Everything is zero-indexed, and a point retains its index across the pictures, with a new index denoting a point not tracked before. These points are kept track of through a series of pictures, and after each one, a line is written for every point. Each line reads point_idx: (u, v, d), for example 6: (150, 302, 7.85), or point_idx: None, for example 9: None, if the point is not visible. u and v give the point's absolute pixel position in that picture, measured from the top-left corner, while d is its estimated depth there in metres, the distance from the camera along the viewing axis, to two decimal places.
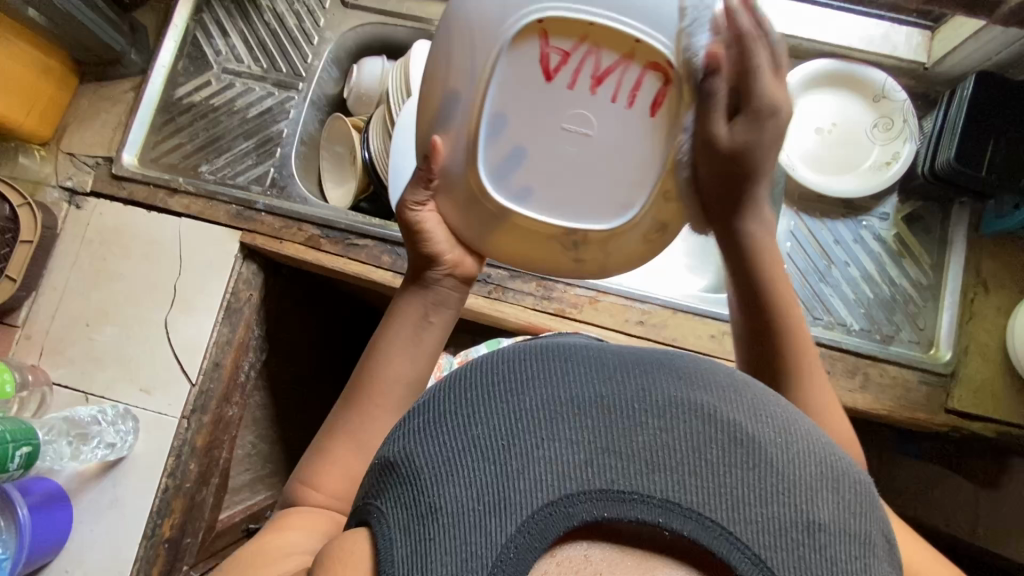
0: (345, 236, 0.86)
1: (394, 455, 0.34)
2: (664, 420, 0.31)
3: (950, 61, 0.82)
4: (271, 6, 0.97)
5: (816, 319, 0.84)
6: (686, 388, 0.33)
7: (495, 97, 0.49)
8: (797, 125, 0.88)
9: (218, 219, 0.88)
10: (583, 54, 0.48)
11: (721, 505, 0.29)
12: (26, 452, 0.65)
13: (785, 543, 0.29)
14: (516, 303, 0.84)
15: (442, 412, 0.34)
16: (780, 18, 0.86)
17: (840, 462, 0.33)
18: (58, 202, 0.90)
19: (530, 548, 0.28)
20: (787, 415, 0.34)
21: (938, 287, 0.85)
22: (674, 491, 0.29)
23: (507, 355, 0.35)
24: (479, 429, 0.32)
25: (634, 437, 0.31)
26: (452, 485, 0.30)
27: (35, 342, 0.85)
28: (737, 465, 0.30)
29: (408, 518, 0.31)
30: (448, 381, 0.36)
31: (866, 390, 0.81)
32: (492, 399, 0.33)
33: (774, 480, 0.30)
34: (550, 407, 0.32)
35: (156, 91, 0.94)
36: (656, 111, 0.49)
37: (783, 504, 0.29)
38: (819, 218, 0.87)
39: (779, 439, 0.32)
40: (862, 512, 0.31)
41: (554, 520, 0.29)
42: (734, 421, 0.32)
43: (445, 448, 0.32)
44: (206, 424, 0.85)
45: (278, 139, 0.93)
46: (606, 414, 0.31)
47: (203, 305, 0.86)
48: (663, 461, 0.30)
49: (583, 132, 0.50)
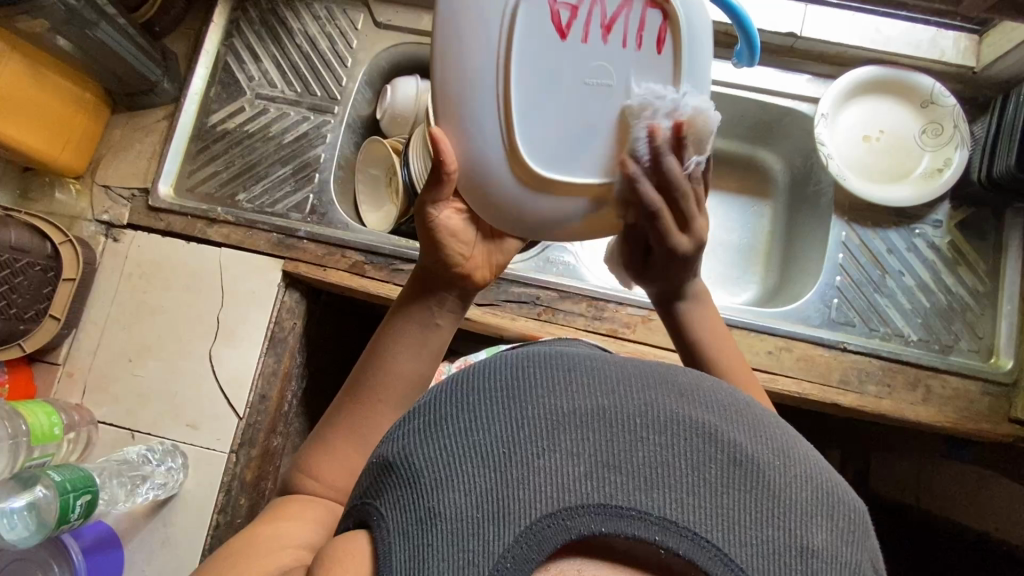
0: (390, 262, 0.85)
1: (394, 457, 0.35)
2: (663, 438, 0.33)
3: (1000, 64, 0.81)
4: (302, 29, 0.95)
5: (873, 330, 0.82)
6: (687, 406, 0.35)
7: (518, 44, 0.48)
8: (845, 133, 0.86)
9: (259, 248, 0.86)
10: (589, 6, 0.49)
11: (718, 525, 0.31)
12: (86, 501, 0.67)
13: (776, 564, 0.30)
14: (566, 324, 0.83)
15: (446, 417, 0.36)
16: (826, 25, 0.85)
17: (838, 489, 0.34)
18: (95, 235, 0.88)
19: (527, 558, 0.30)
20: (788, 440, 0.35)
21: (995, 294, 0.83)
22: (671, 508, 0.31)
23: (513, 366, 0.37)
24: (483, 438, 0.33)
25: (633, 453, 0.33)
26: (454, 492, 0.32)
27: (78, 379, 0.84)
28: (735, 486, 0.32)
29: (407, 521, 0.32)
30: (449, 385, 0.38)
31: (927, 402, 0.79)
32: (495, 407, 0.35)
33: (770, 503, 0.32)
34: (550, 420, 0.34)
35: (189, 120, 0.92)
36: (662, 48, 0.51)
37: (779, 527, 0.31)
38: (871, 227, 0.85)
39: (776, 463, 0.33)
40: (854, 541, 0.32)
41: (553, 532, 0.30)
42: (733, 441, 0.34)
43: (449, 454, 0.33)
44: (255, 457, 0.84)
45: (316, 164, 0.91)
46: (606, 430, 0.33)
47: (248, 337, 0.84)
48: (660, 478, 0.32)
49: (606, 83, 0.50)
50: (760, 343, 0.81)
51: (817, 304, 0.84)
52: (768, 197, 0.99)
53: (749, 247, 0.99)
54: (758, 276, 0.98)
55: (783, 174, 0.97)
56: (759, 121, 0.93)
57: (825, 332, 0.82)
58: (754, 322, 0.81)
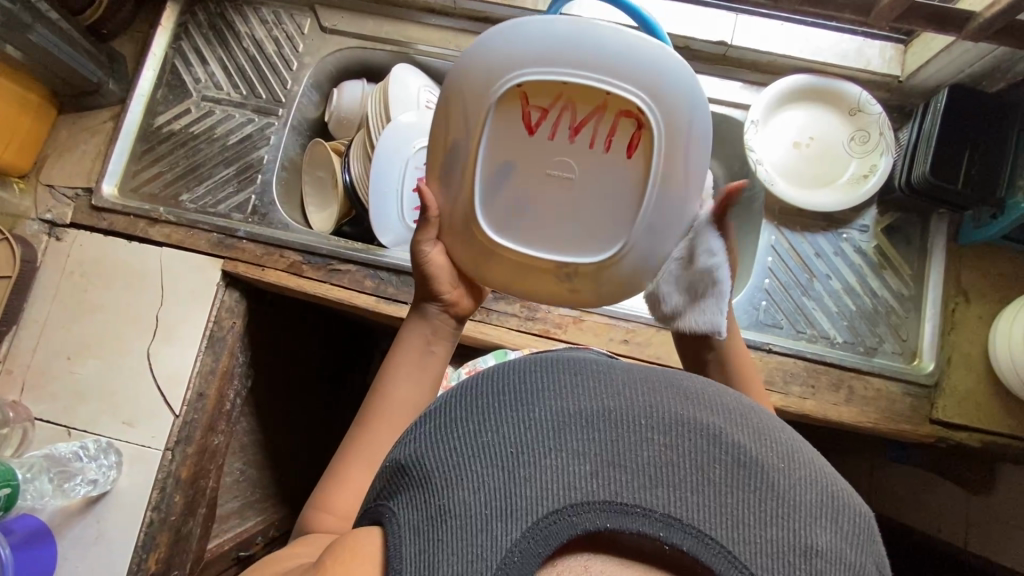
0: (327, 262, 0.86)
1: (407, 460, 0.37)
2: (669, 440, 0.35)
3: (924, 73, 0.83)
4: (249, 32, 0.97)
5: (800, 332, 0.84)
6: (691, 409, 0.36)
7: (487, 138, 0.51)
8: (776, 140, 0.88)
9: (199, 247, 0.87)
10: (560, 110, 0.50)
11: (721, 523, 0.32)
12: (5, 494, 0.68)
13: (780, 564, 0.31)
14: (499, 324, 0.84)
15: (457, 420, 0.37)
16: (755, 34, 0.87)
17: (843, 494, 0.35)
18: (38, 234, 0.89)
19: (534, 552, 0.31)
20: (791, 445, 0.36)
21: (920, 298, 0.85)
22: (676, 507, 0.32)
23: (521, 369, 0.39)
24: (491, 438, 0.35)
25: (638, 453, 0.34)
26: (463, 490, 0.33)
27: (16, 376, 0.85)
28: (739, 486, 0.33)
29: (419, 518, 0.34)
30: (459, 391, 0.40)
31: (850, 403, 0.81)
32: (503, 408, 0.37)
33: (774, 503, 0.33)
34: (559, 422, 0.35)
35: (136, 120, 0.93)
36: (633, 153, 0.51)
37: (781, 528, 0.32)
38: (800, 231, 0.87)
39: (781, 465, 0.34)
40: (859, 545, 0.33)
41: (558, 528, 0.31)
42: (737, 444, 0.35)
43: (457, 454, 0.35)
44: (191, 454, 0.85)
45: (259, 165, 0.93)
46: (612, 430, 0.35)
47: (187, 336, 0.85)
48: (665, 478, 0.33)
49: (568, 178, 0.52)
50: None
51: (745, 307, 0.85)
52: None
53: None
54: None
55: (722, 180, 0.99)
56: None
57: (751, 334, 0.83)
58: None
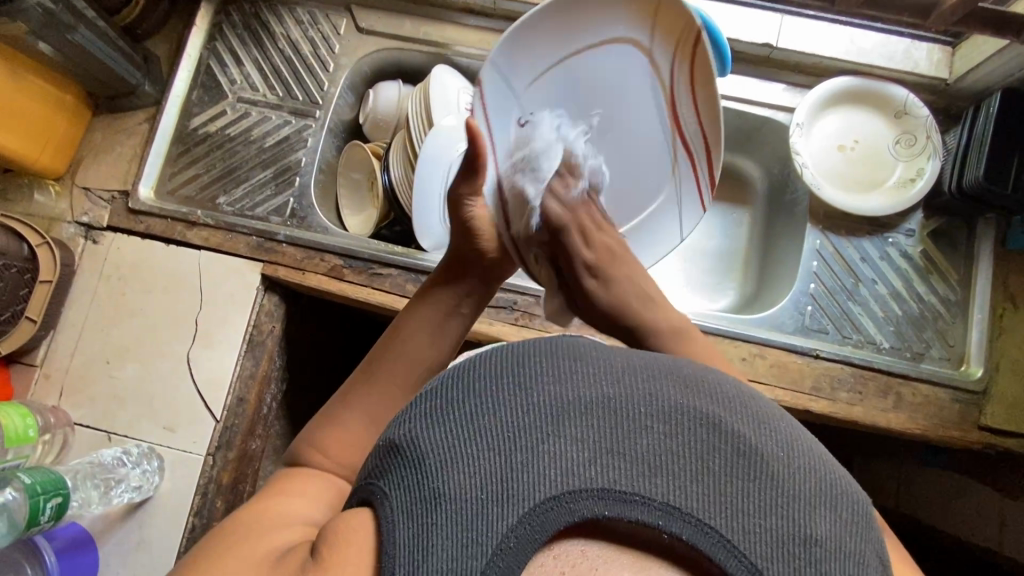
0: (368, 266, 0.85)
1: (400, 440, 0.38)
2: (667, 430, 0.38)
3: (974, 76, 0.82)
4: (284, 33, 0.96)
5: (846, 337, 0.83)
6: (690, 399, 0.39)
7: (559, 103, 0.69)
8: (821, 143, 0.87)
9: (238, 251, 0.86)
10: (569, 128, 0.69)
11: (720, 513, 0.35)
12: (57, 503, 0.67)
13: (779, 551, 0.34)
14: (543, 329, 0.84)
15: (453, 403, 0.39)
16: (801, 35, 0.86)
17: (840, 480, 0.39)
18: (75, 237, 0.88)
19: (533, 538, 0.34)
20: (790, 434, 0.40)
21: (966, 303, 0.84)
22: (674, 496, 0.35)
23: (518, 354, 0.42)
24: (490, 422, 0.37)
25: (639, 442, 0.37)
26: (462, 474, 0.35)
27: (55, 381, 0.84)
28: (737, 476, 0.36)
29: (411, 500, 0.35)
30: (455, 373, 0.41)
31: (898, 410, 0.80)
32: (502, 394, 0.39)
33: (773, 493, 0.36)
34: (560, 409, 0.38)
35: (171, 122, 0.93)
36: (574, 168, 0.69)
37: (780, 516, 0.35)
38: (845, 235, 0.86)
39: (782, 455, 0.38)
40: (858, 532, 0.36)
41: (558, 514, 0.34)
42: (735, 434, 0.38)
43: (453, 438, 0.37)
44: (232, 460, 0.84)
45: (296, 168, 0.92)
46: (611, 419, 0.38)
47: (227, 340, 0.84)
48: (664, 467, 0.36)
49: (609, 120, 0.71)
50: (734, 349, 0.82)
51: (791, 311, 0.85)
52: (748, 205, 1.00)
53: (727, 253, 1.00)
54: (737, 283, 0.99)
55: (761, 183, 0.98)
56: (738, 130, 0.94)
57: (797, 339, 0.83)
58: (728, 329, 0.83)
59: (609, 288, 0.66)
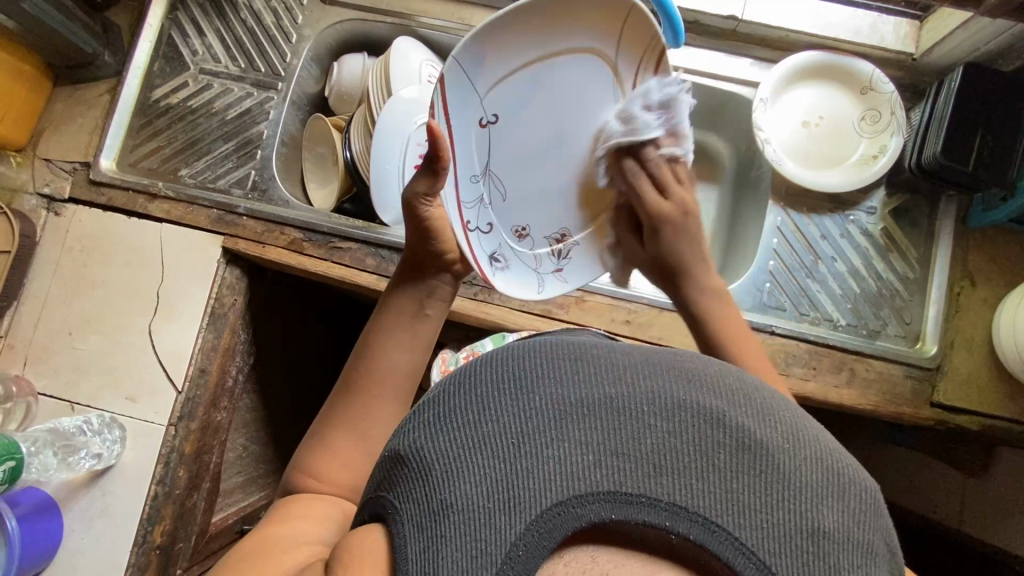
0: (328, 240, 0.85)
1: (406, 450, 0.36)
2: (672, 426, 0.34)
3: (939, 51, 0.81)
4: (246, 3, 0.94)
5: (803, 314, 0.84)
6: (696, 392, 0.35)
7: (504, 96, 0.60)
8: (785, 119, 0.87)
9: (199, 224, 0.87)
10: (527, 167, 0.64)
11: (728, 510, 0.32)
12: (9, 467, 0.69)
13: (790, 548, 0.31)
14: (502, 304, 0.84)
15: (455, 406, 0.36)
16: (766, 8, 0.85)
17: (848, 468, 0.35)
18: (36, 209, 0.88)
19: (540, 546, 0.31)
20: (798, 423, 0.35)
21: (924, 281, 0.84)
22: (680, 494, 0.32)
23: (513, 353, 0.37)
24: (491, 428, 0.34)
25: (644, 441, 0.33)
26: (465, 484, 0.32)
27: (19, 351, 0.85)
28: (744, 472, 0.33)
29: (421, 513, 0.33)
30: (458, 376, 0.38)
31: (851, 385, 0.81)
32: (502, 396, 0.35)
33: (780, 486, 0.32)
34: (559, 409, 0.34)
35: (132, 94, 0.92)
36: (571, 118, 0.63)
37: (789, 511, 0.32)
38: (806, 212, 0.86)
39: (787, 446, 0.34)
40: (866, 520, 0.33)
41: (565, 520, 0.31)
42: (742, 427, 0.34)
43: (458, 446, 0.34)
44: (195, 430, 0.85)
45: (258, 141, 0.92)
46: (614, 418, 0.34)
47: (187, 312, 0.85)
48: (669, 464, 0.33)
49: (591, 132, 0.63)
50: None
51: (749, 288, 0.85)
52: (716, 181, 1.00)
53: None
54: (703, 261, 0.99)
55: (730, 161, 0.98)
56: (703, 105, 0.93)
57: (755, 316, 0.83)
58: None
59: (677, 238, 0.61)
